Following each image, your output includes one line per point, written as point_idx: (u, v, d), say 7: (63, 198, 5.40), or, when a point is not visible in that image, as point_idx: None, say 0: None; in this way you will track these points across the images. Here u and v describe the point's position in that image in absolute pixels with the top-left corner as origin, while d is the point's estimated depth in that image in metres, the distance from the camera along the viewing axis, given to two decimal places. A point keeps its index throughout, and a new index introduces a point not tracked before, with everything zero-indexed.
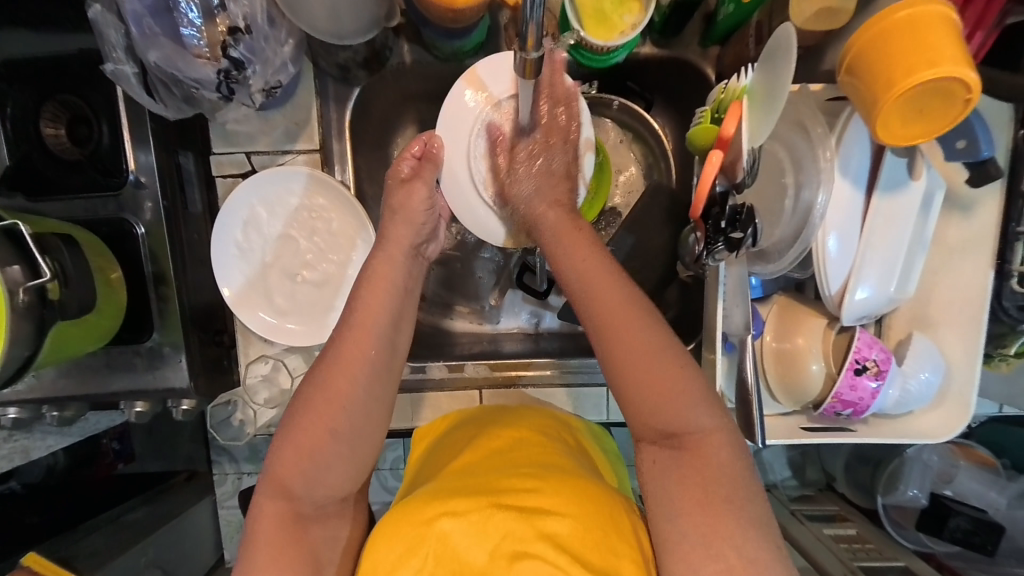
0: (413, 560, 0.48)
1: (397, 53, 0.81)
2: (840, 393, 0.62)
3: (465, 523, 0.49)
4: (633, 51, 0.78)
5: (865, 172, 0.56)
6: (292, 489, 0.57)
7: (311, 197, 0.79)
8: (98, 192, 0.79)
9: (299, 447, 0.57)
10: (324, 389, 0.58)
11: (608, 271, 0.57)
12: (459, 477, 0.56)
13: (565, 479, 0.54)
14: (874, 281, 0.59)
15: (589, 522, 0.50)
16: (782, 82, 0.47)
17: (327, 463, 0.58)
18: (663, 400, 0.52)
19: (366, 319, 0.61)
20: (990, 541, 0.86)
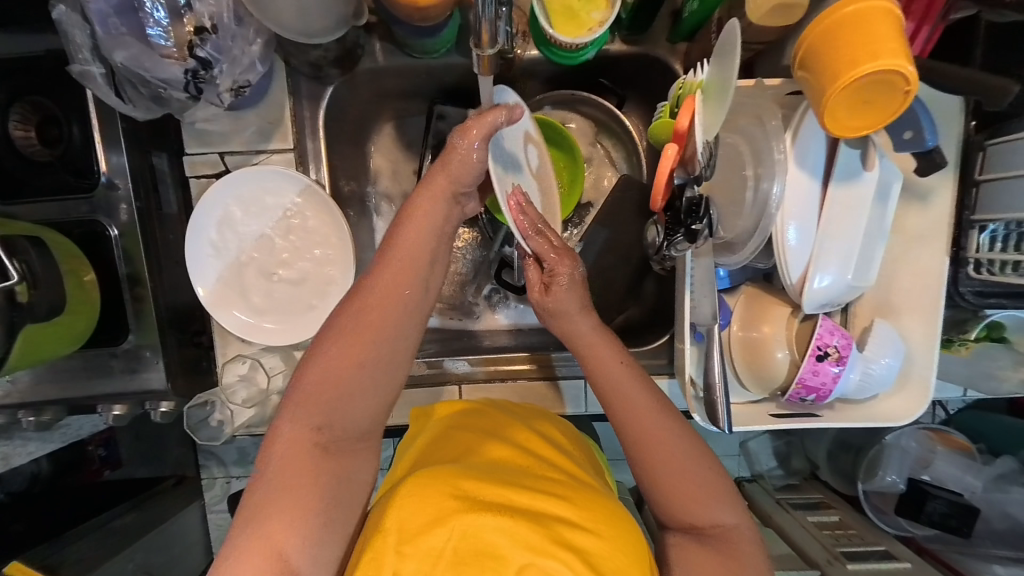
0: (442, 529, 0.50)
1: (369, 52, 0.80)
2: (804, 379, 0.63)
3: (498, 516, 0.52)
4: (603, 48, 0.79)
5: (821, 162, 0.58)
6: (314, 413, 0.55)
7: (288, 197, 0.79)
8: (70, 194, 0.78)
9: (329, 373, 0.56)
10: (357, 320, 0.57)
11: (633, 383, 0.62)
12: (486, 463, 0.60)
13: (593, 496, 0.58)
14: (835, 269, 0.60)
15: (617, 542, 0.54)
16: (730, 74, 0.47)
17: (354, 396, 0.57)
18: (696, 498, 0.59)
19: (397, 255, 0.58)
20: (966, 523, 0.89)
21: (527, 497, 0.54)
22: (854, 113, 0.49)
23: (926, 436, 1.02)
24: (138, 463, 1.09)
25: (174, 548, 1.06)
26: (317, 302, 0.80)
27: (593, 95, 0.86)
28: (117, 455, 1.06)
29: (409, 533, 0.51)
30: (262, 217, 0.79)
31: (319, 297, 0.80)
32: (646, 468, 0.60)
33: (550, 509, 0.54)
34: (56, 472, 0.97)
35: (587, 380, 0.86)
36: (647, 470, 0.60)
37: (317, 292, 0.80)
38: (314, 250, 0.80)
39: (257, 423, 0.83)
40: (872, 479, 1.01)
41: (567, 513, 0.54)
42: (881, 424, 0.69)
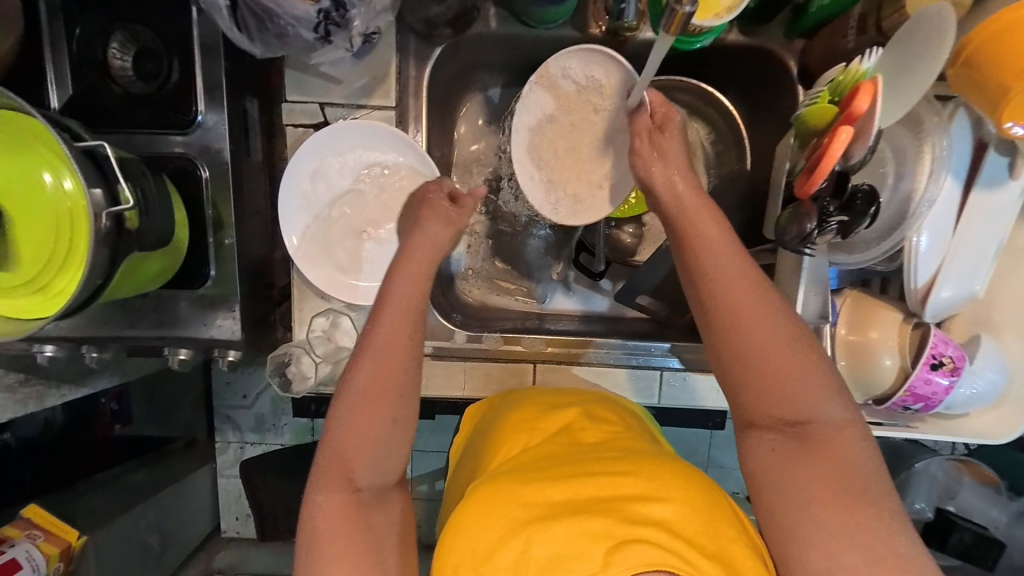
0: (513, 543, 0.48)
1: (483, 17, 0.79)
2: (914, 387, 0.62)
3: (563, 514, 0.48)
4: (720, 36, 0.77)
5: (967, 167, 0.57)
6: (350, 473, 0.57)
7: (388, 156, 0.77)
8: (162, 128, 0.77)
9: (359, 438, 0.58)
10: (367, 394, 0.58)
11: (730, 262, 0.56)
12: (538, 463, 0.57)
13: (656, 461, 0.53)
14: (962, 278, 0.59)
15: (695, 506, 0.48)
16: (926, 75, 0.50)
17: (382, 447, 0.58)
18: (791, 388, 0.52)
19: (386, 319, 0.61)
20: (990, 554, 0.92)
21: (588, 486, 0.51)
22: None
23: (954, 466, 1.01)
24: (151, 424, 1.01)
25: (179, 515, 1.06)
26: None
27: (695, 82, 0.85)
28: (129, 411, 0.96)
29: (482, 554, 0.48)
30: (356, 174, 0.78)
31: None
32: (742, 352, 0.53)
33: (612, 491, 0.50)
34: (67, 425, 0.86)
35: (661, 372, 0.84)
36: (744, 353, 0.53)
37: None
38: (407, 212, 0.78)
39: (327, 381, 0.81)
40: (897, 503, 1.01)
41: (633, 489, 0.50)
42: (973, 441, 0.67)
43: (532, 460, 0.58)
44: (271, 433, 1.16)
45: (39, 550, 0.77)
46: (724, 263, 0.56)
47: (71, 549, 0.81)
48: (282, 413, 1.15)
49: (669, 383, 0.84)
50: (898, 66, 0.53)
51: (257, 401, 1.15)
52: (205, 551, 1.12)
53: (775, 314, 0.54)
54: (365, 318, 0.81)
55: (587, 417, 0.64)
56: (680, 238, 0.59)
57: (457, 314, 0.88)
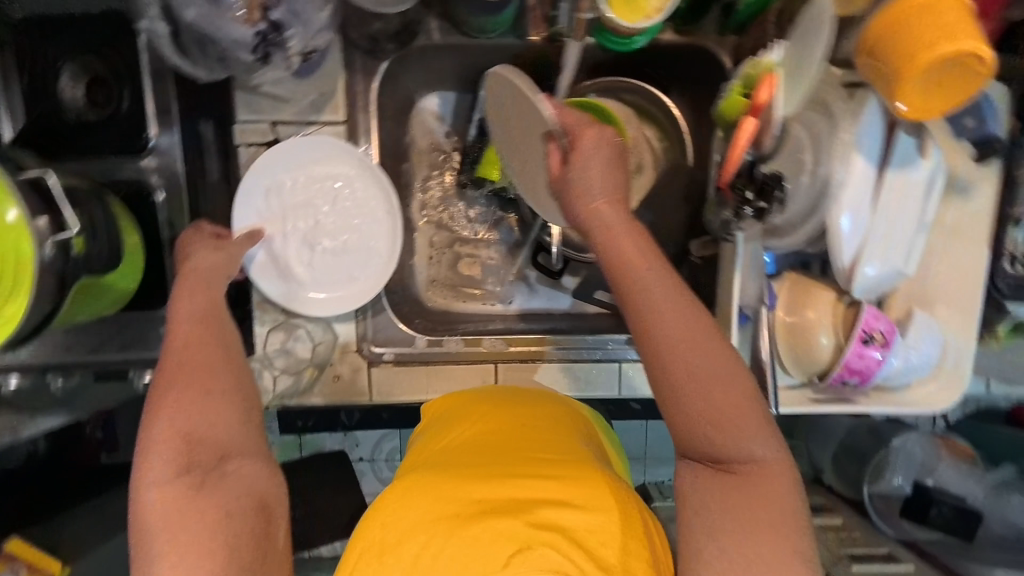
0: (423, 534, 0.48)
1: (425, 29, 0.81)
2: (848, 362, 0.65)
3: (476, 515, 0.49)
4: (655, 37, 0.80)
5: (880, 148, 0.60)
6: (180, 454, 0.49)
7: (339, 169, 0.79)
8: (116, 153, 0.78)
9: (173, 420, 0.49)
10: (176, 367, 0.52)
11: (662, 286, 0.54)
12: (470, 458, 0.57)
13: (581, 468, 0.53)
14: (887, 255, 0.62)
15: (610, 516, 0.49)
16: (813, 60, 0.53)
17: (211, 422, 0.50)
18: (710, 420, 0.53)
19: (194, 297, 0.58)
20: (968, 526, 0.94)
21: (508, 487, 0.51)
22: (925, 93, 0.51)
23: (931, 443, 1.03)
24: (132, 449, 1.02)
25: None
26: (361, 279, 0.80)
27: (640, 83, 0.90)
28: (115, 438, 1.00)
29: (391, 541, 0.48)
30: (308, 189, 0.79)
31: (363, 271, 0.80)
32: (662, 377, 0.54)
33: (530, 493, 0.50)
34: (50, 454, 0.92)
35: (620, 364, 0.86)
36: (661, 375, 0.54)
37: (362, 265, 0.81)
38: (362, 222, 0.81)
39: (291, 394, 0.81)
40: (877, 481, 1.04)
41: (552, 492, 0.51)
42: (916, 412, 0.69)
43: (464, 455, 0.58)
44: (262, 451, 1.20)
45: None
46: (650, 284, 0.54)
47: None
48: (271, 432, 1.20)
49: (629, 375, 0.86)
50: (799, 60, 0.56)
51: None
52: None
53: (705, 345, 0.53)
54: (324, 330, 0.81)
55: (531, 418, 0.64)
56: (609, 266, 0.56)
57: (418, 320, 0.91)
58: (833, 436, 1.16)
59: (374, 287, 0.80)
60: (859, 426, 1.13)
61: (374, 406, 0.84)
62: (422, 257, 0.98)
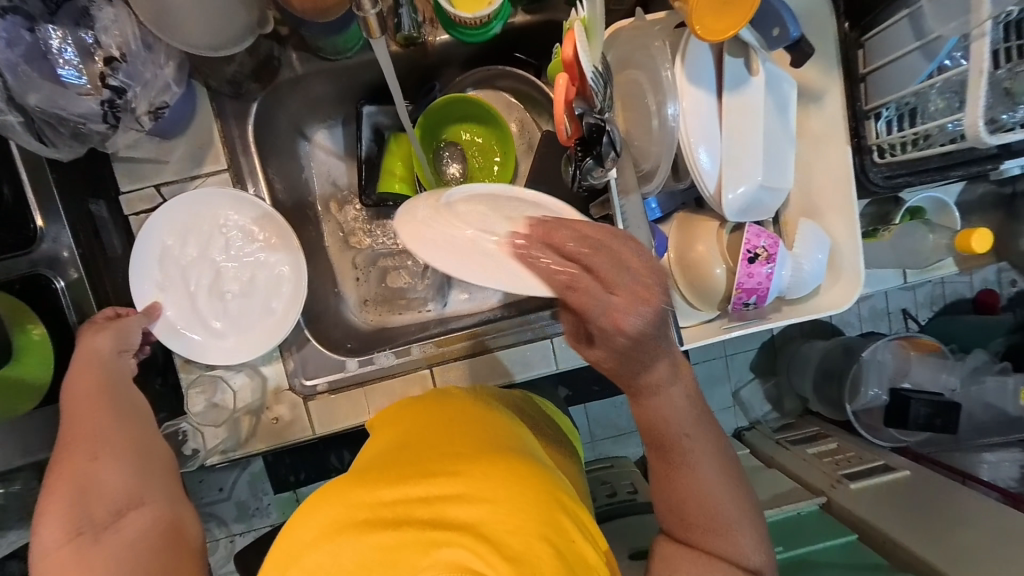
0: (329, 545, 0.46)
1: (286, 62, 0.82)
2: (741, 283, 0.67)
3: (383, 521, 0.46)
4: (508, 21, 0.84)
5: (712, 76, 0.63)
6: (69, 518, 0.51)
7: (228, 214, 0.80)
8: (5, 253, 0.77)
9: (60, 487, 0.52)
10: (67, 444, 0.55)
11: (679, 425, 0.54)
12: (388, 454, 0.55)
13: (496, 459, 0.51)
14: (745, 173, 0.64)
15: (521, 502, 0.47)
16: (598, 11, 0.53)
17: (98, 485, 0.53)
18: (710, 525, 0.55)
19: (85, 380, 0.62)
20: (949, 419, 0.92)
21: (419, 487, 0.49)
22: (718, 16, 0.53)
23: (899, 347, 1.02)
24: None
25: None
26: (272, 317, 0.80)
27: (510, 67, 0.91)
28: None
29: (295, 553, 0.46)
30: (203, 241, 0.80)
31: (273, 307, 0.80)
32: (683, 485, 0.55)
33: (439, 490, 0.48)
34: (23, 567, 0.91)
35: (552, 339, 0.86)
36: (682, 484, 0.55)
37: (272, 302, 0.81)
38: (264, 259, 0.82)
39: (231, 446, 0.80)
40: (856, 398, 1.05)
41: (461, 488, 0.48)
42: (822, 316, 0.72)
43: (382, 454, 0.55)
44: (257, 517, 1.19)
45: None
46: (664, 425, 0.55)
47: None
48: (263, 494, 1.19)
49: (563, 348, 0.87)
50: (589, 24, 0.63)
51: (234, 490, 1.19)
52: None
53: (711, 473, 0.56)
54: (253, 376, 0.81)
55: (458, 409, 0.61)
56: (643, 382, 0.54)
57: (349, 342, 0.91)
58: (811, 362, 1.16)
59: (286, 320, 0.79)
60: (832, 348, 1.13)
61: (320, 439, 0.84)
62: (352, 284, 0.99)
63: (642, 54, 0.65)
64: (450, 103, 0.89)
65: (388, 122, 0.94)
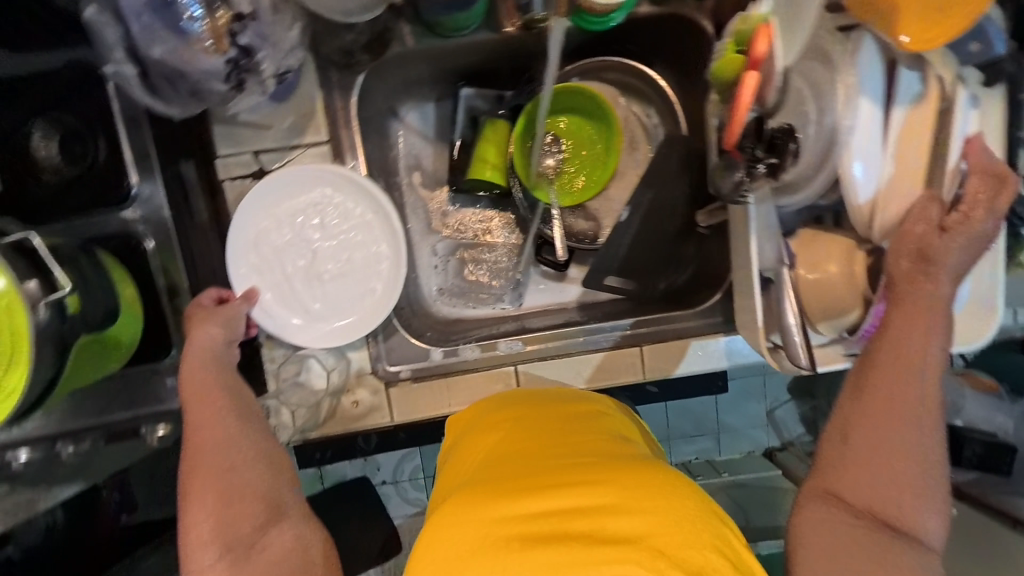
0: (486, 558, 0.46)
1: (398, 35, 0.78)
2: (879, 309, 0.64)
3: (541, 535, 0.47)
4: (633, 11, 0.76)
5: (882, 87, 0.58)
6: (221, 538, 0.56)
7: (325, 190, 0.78)
8: (103, 208, 0.74)
9: (208, 504, 0.57)
10: (196, 455, 0.59)
11: (925, 364, 0.56)
12: (518, 465, 0.56)
13: (634, 470, 0.52)
14: (904, 198, 0.60)
15: (674, 512, 0.48)
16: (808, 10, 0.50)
17: (238, 498, 0.58)
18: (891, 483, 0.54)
19: (198, 381, 0.62)
20: (1003, 461, 0.93)
21: (566, 498, 0.49)
22: None
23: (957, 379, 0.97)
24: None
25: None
26: (366, 300, 0.78)
27: (619, 59, 0.89)
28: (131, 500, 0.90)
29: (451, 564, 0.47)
30: (302, 218, 0.78)
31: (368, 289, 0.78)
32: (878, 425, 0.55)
33: (589, 502, 0.49)
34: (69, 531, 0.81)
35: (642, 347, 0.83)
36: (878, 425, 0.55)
37: (369, 285, 0.79)
38: (360, 240, 0.79)
39: (310, 427, 0.79)
40: None
41: (609, 498, 0.49)
42: None
43: (509, 465, 0.56)
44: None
45: None
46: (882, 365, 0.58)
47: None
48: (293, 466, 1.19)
49: (652, 357, 0.84)
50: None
51: None
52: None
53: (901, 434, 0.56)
54: (335, 357, 0.79)
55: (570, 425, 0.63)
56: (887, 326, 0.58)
57: (428, 332, 0.88)
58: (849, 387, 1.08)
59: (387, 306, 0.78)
60: None
61: (396, 427, 0.81)
62: (429, 269, 0.96)
63: (808, 60, 0.60)
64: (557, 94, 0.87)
65: (484, 106, 0.90)
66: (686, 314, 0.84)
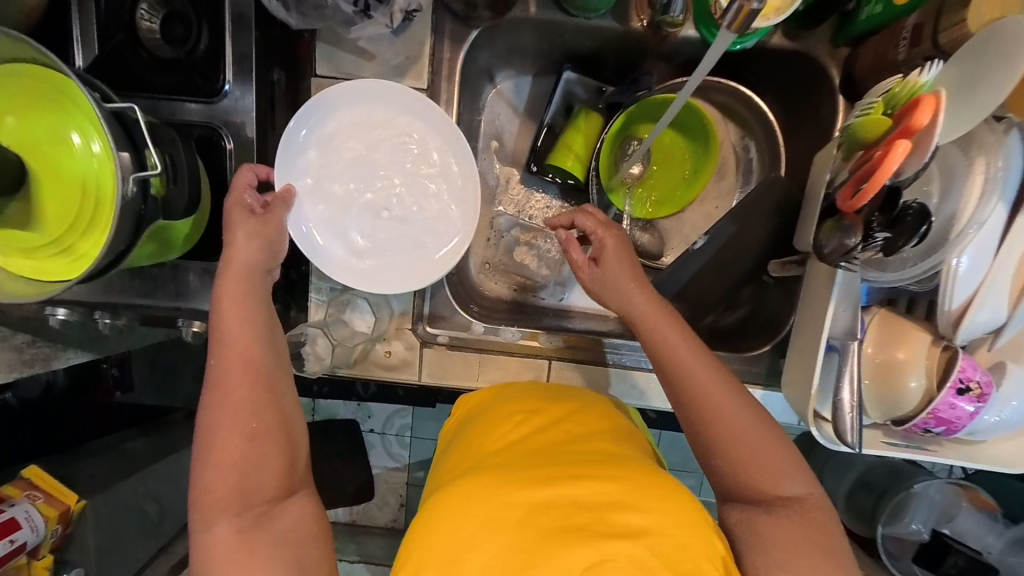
0: (489, 543, 0.46)
1: (522, 1, 0.76)
2: (938, 410, 0.62)
3: (545, 523, 0.47)
4: (763, 39, 0.75)
5: (1017, 187, 0.54)
6: (231, 499, 0.56)
7: (411, 124, 0.75)
8: (192, 96, 0.74)
9: (228, 459, 0.57)
10: (220, 415, 0.58)
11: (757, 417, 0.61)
12: (524, 457, 0.55)
13: (638, 468, 0.52)
14: (1000, 304, 0.58)
15: (675, 513, 0.49)
16: (996, 89, 0.49)
17: (257, 465, 0.58)
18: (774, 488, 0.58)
19: (235, 327, 0.61)
20: None
21: (569, 489, 0.49)
22: None
23: (954, 491, 0.96)
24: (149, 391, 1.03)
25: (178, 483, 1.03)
26: (423, 253, 0.76)
27: (731, 82, 0.83)
28: (130, 380, 1.00)
29: (454, 551, 0.46)
30: (378, 144, 0.75)
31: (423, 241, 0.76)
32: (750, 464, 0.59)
33: (593, 496, 0.49)
34: (68, 389, 0.91)
35: None
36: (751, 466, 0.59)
37: (427, 237, 0.76)
38: (428, 190, 0.76)
39: (341, 364, 0.80)
40: (894, 523, 0.97)
41: (612, 493, 0.49)
42: (992, 468, 0.67)
43: (516, 456, 0.56)
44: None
45: (38, 512, 0.76)
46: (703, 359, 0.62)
47: (69, 513, 0.80)
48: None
49: None
50: (971, 80, 0.51)
51: None
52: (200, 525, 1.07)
53: (767, 428, 0.60)
54: (382, 304, 0.81)
55: (575, 417, 0.63)
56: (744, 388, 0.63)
57: (473, 305, 0.89)
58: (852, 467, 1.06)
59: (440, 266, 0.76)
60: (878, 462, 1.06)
61: (421, 386, 0.83)
62: (482, 243, 0.95)
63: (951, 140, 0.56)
64: (661, 103, 0.84)
65: (582, 96, 0.86)
66: (729, 356, 0.83)
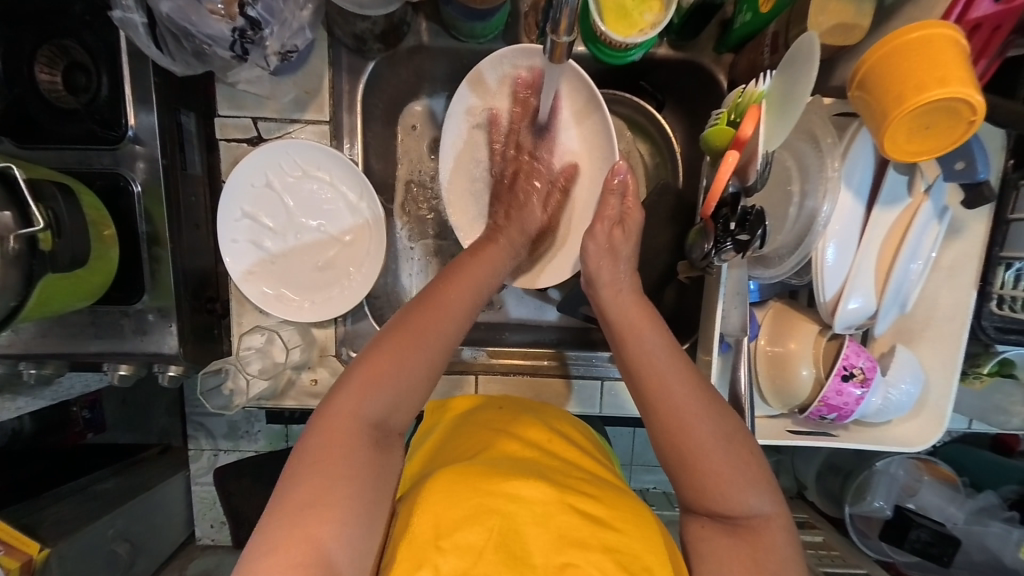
0: (479, 527, 0.46)
1: (414, 31, 0.79)
2: (827, 397, 0.65)
3: (532, 519, 0.48)
4: (649, 51, 0.78)
5: (867, 185, 0.59)
6: (362, 412, 0.53)
7: (573, 135, 0.80)
8: (94, 144, 0.74)
9: (382, 372, 0.54)
10: (389, 360, 0.55)
11: (712, 439, 0.55)
12: (511, 461, 0.55)
13: (615, 495, 0.53)
14: (868, 294, 0.60)
15: (640, 538, 0.49)
16: (801, 89, 0.50)
17: (399, 399, 0.55)
18: (724, 487, 0.55)
19: (466, 272, 0.66)
20: (947, 552, 0.86)
21: (559, 494, 0.50)
22: (915, 140, 0.50)
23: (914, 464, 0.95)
24: (122, 429, 1.12)
25: (150, 520, 1.03)
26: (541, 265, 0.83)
27: (630, 96, 0.86)
28: (101, 420, 1.14)
29: (446, 526, 0.47)
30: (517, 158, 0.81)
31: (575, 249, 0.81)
32: (700, 475, 0.56)
33: (581, 505, 0.50)
34: (37, 432, 1.03)
35: (602, 381, 0.85)
36: (701, 477, 0.56)
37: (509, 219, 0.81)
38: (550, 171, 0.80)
39: (267, 395, 0.82)
40: (858, 503, 0.95)
41: (593, 510, 0.50)
42: (894, 449, 0.68)
43: (507, 459, 0.56)
44: (244, 439, 1.16)
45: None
46: (685, 365, 0.59)
47: (31, 562, 0.76)
48: (254, 420, 1.15)
49: (610, 393, 0.86)
50: (788, 92, 0.52)
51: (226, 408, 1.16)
52: (179, 559, 1.11)
53: (743, 443, 0.56)
54: (302, 331, 0.83)
55: (559, 436, 0.63)
56: (695, 410, 0.56)
57: None
58: (818, 451, 1.06)
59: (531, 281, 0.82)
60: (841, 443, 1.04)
61: None
62: (406, 260, 0.93)
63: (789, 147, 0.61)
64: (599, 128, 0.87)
65: None
66: None
